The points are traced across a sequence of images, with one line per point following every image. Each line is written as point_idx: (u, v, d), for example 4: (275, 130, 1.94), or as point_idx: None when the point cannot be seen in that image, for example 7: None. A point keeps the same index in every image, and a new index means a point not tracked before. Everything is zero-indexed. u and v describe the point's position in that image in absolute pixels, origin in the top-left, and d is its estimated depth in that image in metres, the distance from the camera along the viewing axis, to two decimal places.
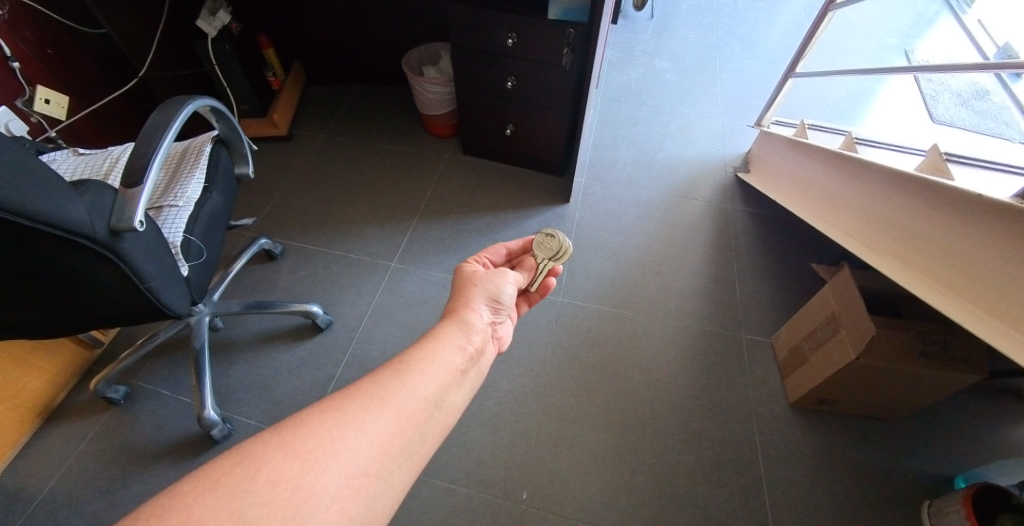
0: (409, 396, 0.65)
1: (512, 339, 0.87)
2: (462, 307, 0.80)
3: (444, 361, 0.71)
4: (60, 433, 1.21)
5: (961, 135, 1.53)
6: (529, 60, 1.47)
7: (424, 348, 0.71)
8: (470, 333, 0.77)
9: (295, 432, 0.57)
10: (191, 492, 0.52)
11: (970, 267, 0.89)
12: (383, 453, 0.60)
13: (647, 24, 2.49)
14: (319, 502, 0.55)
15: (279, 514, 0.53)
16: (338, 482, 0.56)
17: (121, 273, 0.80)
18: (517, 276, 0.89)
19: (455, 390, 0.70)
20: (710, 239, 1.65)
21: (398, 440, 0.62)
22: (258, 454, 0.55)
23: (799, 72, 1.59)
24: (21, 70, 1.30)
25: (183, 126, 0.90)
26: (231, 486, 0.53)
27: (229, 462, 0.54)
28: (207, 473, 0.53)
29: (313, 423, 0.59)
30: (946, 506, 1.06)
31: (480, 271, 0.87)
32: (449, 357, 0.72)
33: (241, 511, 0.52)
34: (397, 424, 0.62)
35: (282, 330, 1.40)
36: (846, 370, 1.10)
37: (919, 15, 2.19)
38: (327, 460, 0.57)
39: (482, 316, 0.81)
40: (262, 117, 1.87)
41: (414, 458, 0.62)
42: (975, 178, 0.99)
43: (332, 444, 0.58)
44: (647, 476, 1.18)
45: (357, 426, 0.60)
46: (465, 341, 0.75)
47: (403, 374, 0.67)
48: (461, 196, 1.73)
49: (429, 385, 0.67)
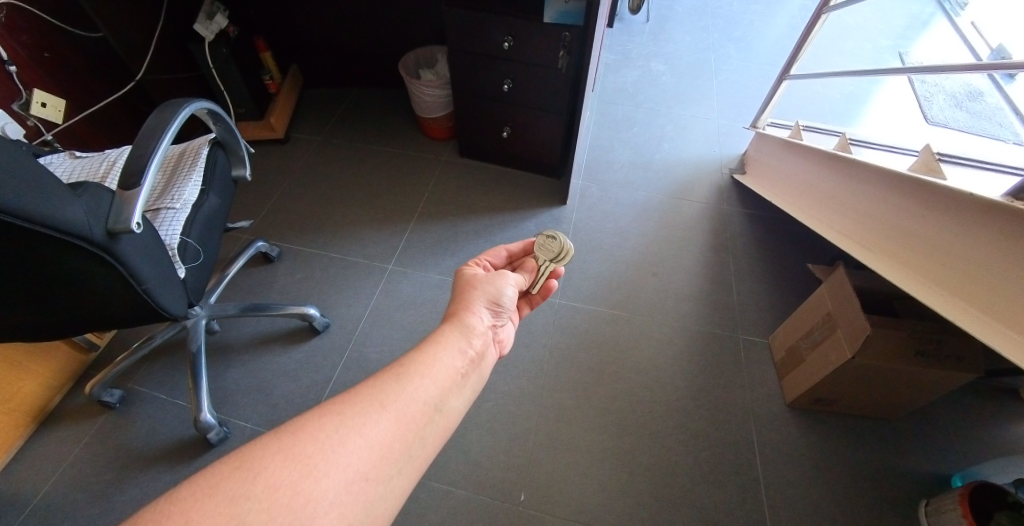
0: (409, 400, 0.65)
1: (512, 341, 0.88)
2: (462, 310, 0.80)
3: (444, 365, 0.71)
4: (55, 438, 1.20)
5: (955, 137, 1.51)
6: (525, 63, 1.48)
7: (424, 351, 0.71)
8: (470, 337, 0.77)
9: (294, 437, 0.57)
10: (190, 496, 0.52)
11: (962, 266, 0.90)
12: (384, 457, 0.60)
13: (643, 27, 2.50)
14: (319, 508, 0.55)
15: (278, 519, 0.53)
16: (338, 487, 0.56)
17: (117, 275, 0.80)
18: (517, 278, 0.88)
19: (456, 394, 0.70)
20: (706, 240, 1.65)
21: (398, 446, 0.62)
22: (257, 459, 0.55)
23: (794, 73, 1.60)
24: (17, 74, 1.31)
25: (180, 128, 0.90)
26: (230, 491, 0.53)
27: (229, 466, 0.54)
28: (207, 477, 0.53)
29: (313, 427, 0.59)
30: (943, 505, 1.06)
31: (480, 274, 0.87)
32: (449, 360, 0.72)
33: (240, 516, 0.52)
34: (397, 429, 0.62)
35: (278, 332, 1.40)
36: (843, 370, 1.10)
37: (914, 17, 2.21)
38: (326, 464, 0.57)
39: (482, 319, 0.81)
40: (259, 120, 1.87)
41: (414, 462, 0.62)
42: (968, 178, 0.99)
43: (332, 449, 0.58)
44: (645, 478, 1.18)
45: (356, 431, 0.60)
46: (465, 345, 0.75)
47: (403, 378, 0.67)
48: (459, 199, 1.74)
49: (430, 390, 0.67)
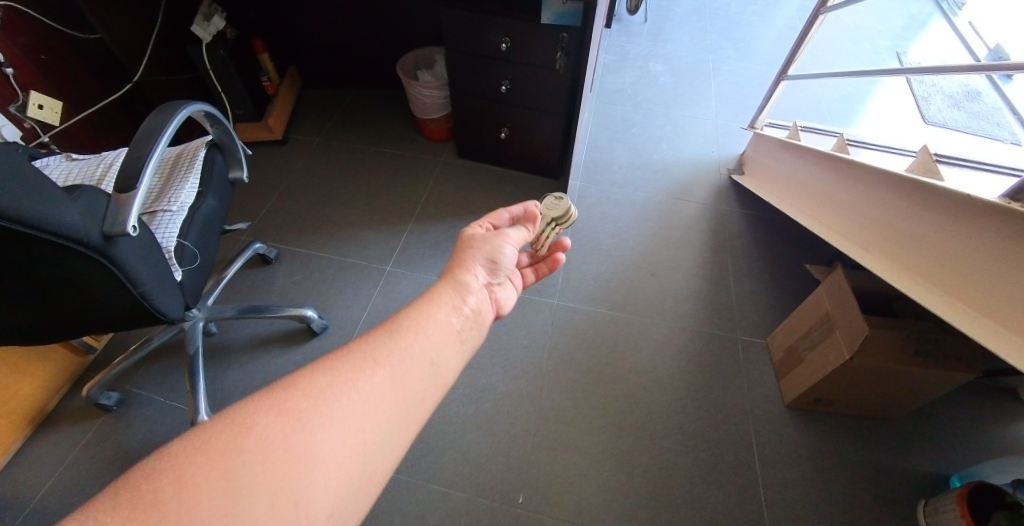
0: (404, 356, 0.64)
1: (513, 303, 0.86)
2: (458, 269, 0.79)
3: (438, 321, 0.70)
4: (53, 440, 1.20)
5: (953, 137, 1.51)
6: (523, 64, 1.48)
7: (418, 309, 0.71)
8: (465, 295, 0.76)
9: (287, 392, 0.57)
10: (180, 452, 0.51)
11: (959, 268, 0.90)
12: (382, 409, 0.60)
13: (641, 27, 2.50)
14: (317, 458, 0.54)
15: (273, 470, 0.52)
16: (333, 440, 0.56)
17: (114, 278, 0.80)
18: (518, 237, 0.87)
19: (452, 350, 0.70)
20: (705, 240, 1.65)
21: (395, 400, 0.61)
22: (249, 415, 0.55)
23: (792, 73, 1.60)
24: (14, 76, 1.30)
25: (177, 130, 0.90)
26: (221, 446, 0.52)
27: (220, 422, 0.54)
28: (198, 434, 0.53)
29: (306, 382, 0.58)
30: (942, 505, 1.06)
31: (479, 234, 0.85)
32: (443, 317, 0.71)
33: (233, 469, 0.51)
34: (392, 384, 0.62)
35: (277, 334, 1.40)
36: (841, 370, 1.10)
37: (911, 17, 2.20)
38: (320, 417, 0.56)
39: (478, 278, 0.80)
40: (257, 122, 1.86)
41: (411, 413, 0.62)
42: (966, 179, 0.99)
43: (325, 403, 0.57)
44: (644, 478, 1.18)
45: (350, 385, 0.60)
46: (460, 302, 0.75)
47: (397, 334, 0.66)
48: (457, 200, 1.74)
49: (425, 346, 0.67)
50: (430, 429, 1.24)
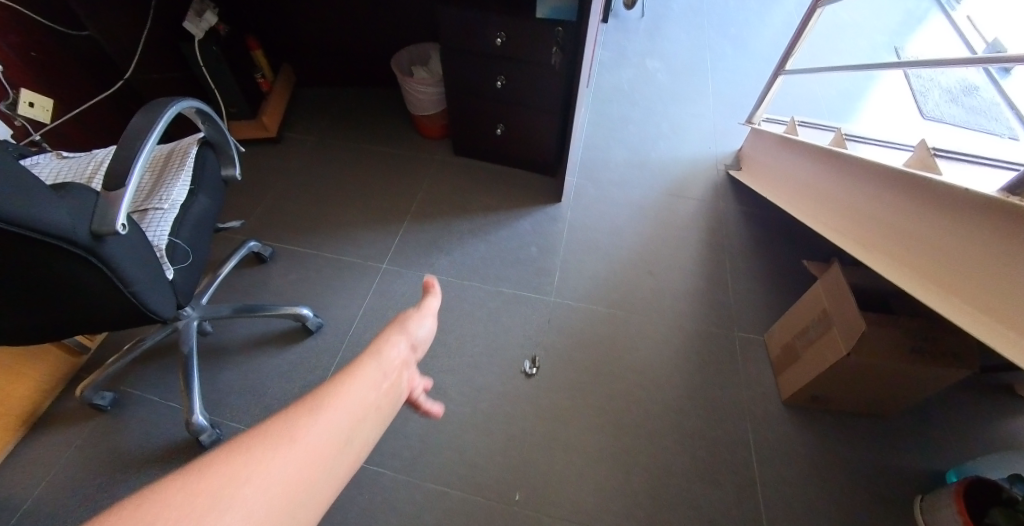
0: (290, 459, 0.47)
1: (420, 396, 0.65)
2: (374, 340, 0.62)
3: (345, 402, 0.53)
4: (46, 441, 1.19)
5: (951, 132, 1.50)
6: (518, 60, 1.47)
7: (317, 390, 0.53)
8: (383, 366, 0.59)
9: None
10: None
11: (956, 263, 0.90)
12: None
13: (638, 24, 2.49)
14: None
15: None
16: None
17: (104, 278, 0.79)
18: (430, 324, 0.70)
19: (363, 437, 0.53)
20: (702, 237, 1.64)
21: (302, 490, 0.46)
22: None
23: (789, 68, 1.59)
24: (4, 74, 1.29)
25: (167, 127, 0.89)
26: None
27: None
28: None
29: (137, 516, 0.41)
30: (939, 501, 1.06)
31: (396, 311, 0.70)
32: (354, 396, 0.54)
33: None
34: (298, 471, 0.47)
35: (272, 333, 1.39)
36: (838, 367, 1.10)
37: (908, 12, 2.17)
38: None
39: (399, 347, 0.63)
40: (251, 120, 1.85)
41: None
42: (964, 173, 0.98)
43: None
44: (641, 476, 1.17)
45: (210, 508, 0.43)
46: (377, 376, 0.58)
47: (282, 429, 0.49)
48: (454, 198, 1.73)
49: (341, 422, 0.51)
50: (426, 429, 1.23)
